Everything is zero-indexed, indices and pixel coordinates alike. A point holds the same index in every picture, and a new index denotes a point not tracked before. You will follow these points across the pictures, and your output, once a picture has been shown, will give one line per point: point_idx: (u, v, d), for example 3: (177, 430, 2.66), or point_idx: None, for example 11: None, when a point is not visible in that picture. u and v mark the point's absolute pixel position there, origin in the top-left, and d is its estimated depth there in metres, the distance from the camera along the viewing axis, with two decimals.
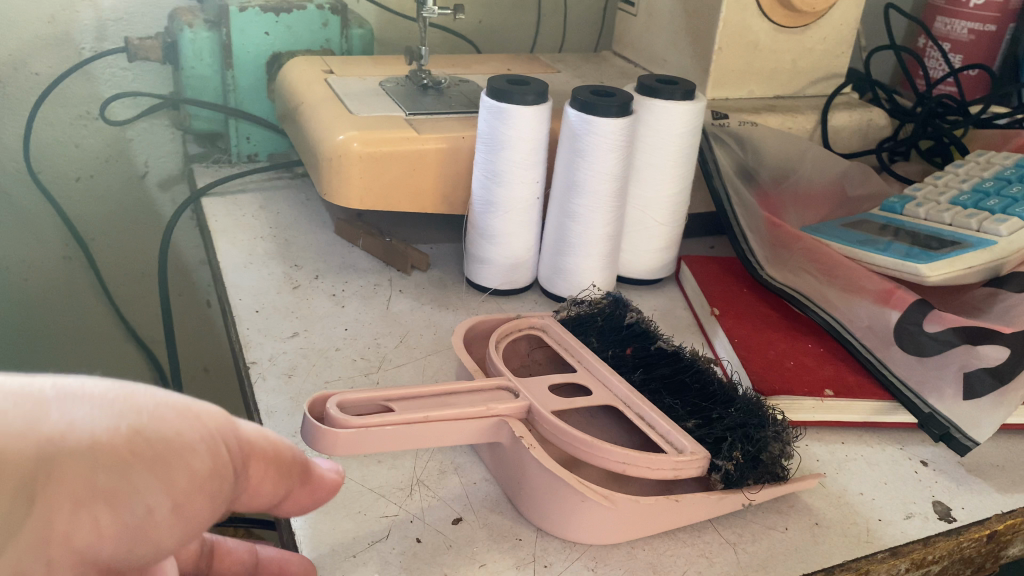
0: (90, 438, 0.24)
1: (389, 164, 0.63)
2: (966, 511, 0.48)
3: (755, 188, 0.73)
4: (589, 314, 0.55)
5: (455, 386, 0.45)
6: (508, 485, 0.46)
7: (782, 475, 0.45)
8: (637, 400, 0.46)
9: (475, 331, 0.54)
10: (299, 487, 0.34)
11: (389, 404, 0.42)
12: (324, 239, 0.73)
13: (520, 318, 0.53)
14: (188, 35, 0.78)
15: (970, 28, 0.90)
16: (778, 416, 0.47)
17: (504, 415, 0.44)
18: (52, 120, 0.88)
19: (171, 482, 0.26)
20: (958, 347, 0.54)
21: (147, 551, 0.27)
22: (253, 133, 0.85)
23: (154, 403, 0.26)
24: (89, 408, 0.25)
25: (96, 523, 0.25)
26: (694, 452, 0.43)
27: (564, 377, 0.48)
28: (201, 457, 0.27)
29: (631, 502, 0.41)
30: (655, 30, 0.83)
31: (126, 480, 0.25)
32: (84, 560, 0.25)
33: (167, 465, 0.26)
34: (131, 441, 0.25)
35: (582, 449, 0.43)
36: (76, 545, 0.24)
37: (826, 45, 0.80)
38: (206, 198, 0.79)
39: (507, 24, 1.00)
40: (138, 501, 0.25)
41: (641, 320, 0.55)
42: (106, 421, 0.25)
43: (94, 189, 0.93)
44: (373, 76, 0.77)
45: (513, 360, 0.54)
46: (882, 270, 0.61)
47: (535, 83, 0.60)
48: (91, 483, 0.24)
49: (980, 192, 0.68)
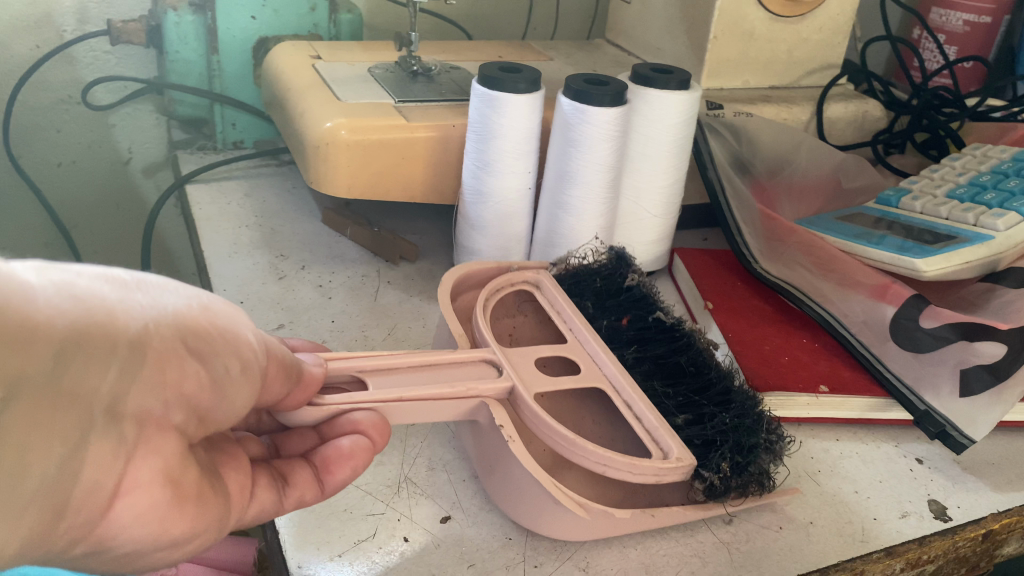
0: (175, 308, 0.31)
1: (378, 152, 0.62)
2: (962, 510, 0.47)
3: (749, 179, 0.73)
4: (587, 270, 0.55)
5: (433, 359, 0.43)
6: (484, 472, 0.44)
7: (766, 490, 0.44)
8: (625, 384, 0.45)
9: (468, 278, 0.54)
10: (299, 390, 0.38)
11: (363, 376, 0.42)
12: (311, 228, 0.72)
13: (514, 272, 0.53)
14: (172, 18, 0.77)
15: (964, 19, 0.89)
16: (775, 425, 0.46)
17: (484, 394, 0.43)
18: (33, 105, 0.85)
19: (237, 350, 0.33)
20: (955, 344, 0.52)
21: (228, 407, 0.33)
22: (238, 119, 0.84)
23: (208, 295, 0.33)
24: (167, 293, 0.31)
25: (195, 374, 0.30)
26: (681, 458, 0.41)
27: (551, 351, 0.47)
28: (252, 333, 0.34)
29: (605, 510, 0.39)
30: (650, 18, 0.81)
31: (207, 342, 0.31)
32: (189, 405, 0.30)
33: (233, 336, 0.33)
34: (205, 316, 0.32)
35: (563, 446, 0.41)
36: (184, 392, 0.30)
37: (822, 35, 0.79)
38: (190, 184, 0.78)
39: (498, 10, 0.98)
40: (219, 360, 0.32)
41: (641, 284, 0.55)
42: (182, 300, 0.31)
43: (76, 175, 0.91)
44: (362, 62, 0.75)
45: (501, 321, 0.54)
46: (881, 265, 0.60)
47: (527, 70, 0.58)
48: (184, 341, 0.30)
49: (977, 186, 0.68)
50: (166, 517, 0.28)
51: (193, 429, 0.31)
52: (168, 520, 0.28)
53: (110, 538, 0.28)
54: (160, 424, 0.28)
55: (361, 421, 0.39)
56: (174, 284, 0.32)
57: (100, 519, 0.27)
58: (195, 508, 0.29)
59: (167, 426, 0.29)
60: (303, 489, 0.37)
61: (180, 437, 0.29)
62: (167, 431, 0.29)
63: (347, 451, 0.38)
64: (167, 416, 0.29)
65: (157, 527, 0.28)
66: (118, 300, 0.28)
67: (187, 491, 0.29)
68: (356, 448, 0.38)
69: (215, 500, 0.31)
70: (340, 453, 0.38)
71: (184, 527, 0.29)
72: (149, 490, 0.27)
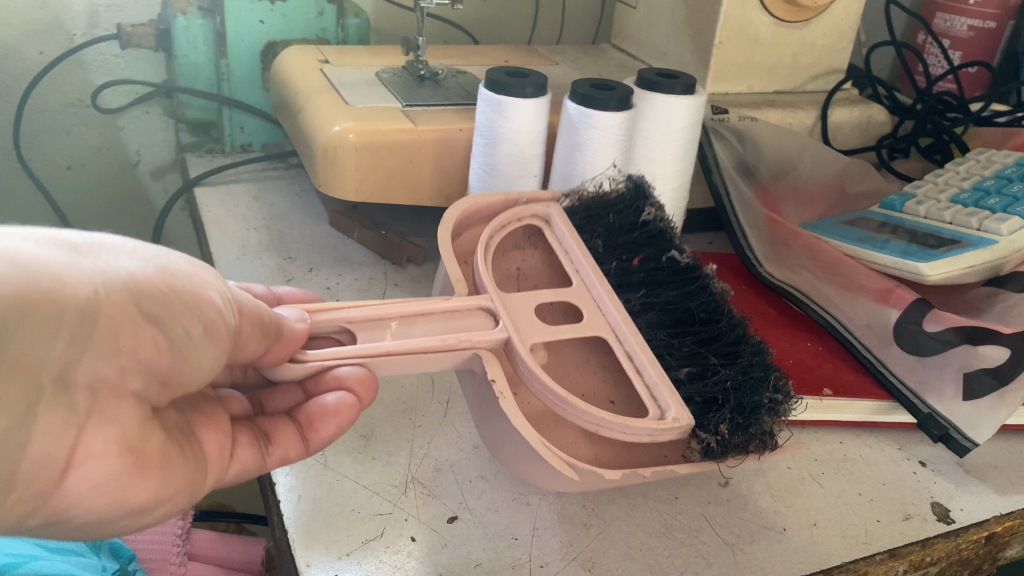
0: (127, 273, 0.31)
1: (386, 155, 0.62)
2: (965, 512, 0.48)
3: (754, 183, 0.73)
4: (603, 202, 0.56)
5: (425, 306, 0.45)
6: (480, 413, 0.45)
7: (768, 447, 0.44)
8: (626, 333, 0.47)
9: (476, 212, 0.55)
10: (281, 344, 0.39)
11: (350, 326, 0.43)
12: (319, 231, 0.72)
13: (523, 207, 0.55)
14: (182, 23, 0.77)
15: (969, 24, 0.89)
16: (783, 380, 0.46)
17: (477, 346, 0.44)
18: (43, 107, 0.86)
19: (196, 313, 0.33)
20: (958, 347, 0.53)
21: (190, 370, 0.33)
22: (247, 122, 0.84)
23: (166, 257, 0.34)
24: (121, 258, 0.31)
25: (151, 339, 0.31)
26: (677, 419, 0.42)
27: (554, 295, 0.49)
28: (213, 295, 0.35)
29: (594, 471, 0.41)
30: (656, 23, 0.82)
31: (163, 307, 0.32)
32: (146, 370, 0.31)
33: (191, 299, 0.33)
34: (160, 280, 0.32)
35: (558, 404, 0.41)
36: (141, 357, 0.30)
37: (827, 40, 0.79)
38: (199, 187, 0.79)
39: (504, 15, 0.99)
40: (176, 323, 0.32)
41: (658, 218, 0.56)
42: (137, 265, 0.32)
43: (85, 177, 0.92)
44: (370, 66, 0.76)
45: (512, 254, 0.57)
46: (885, 269, 0.60)
47: (534, 75, 0.59)
48: (137, 306, 0.30)
49: (981, 190, 0.68)
50: (125, 482, 0.29)
51: (154, 393, 0.31)
52: (128, 486, 0.29)
53: (66, 508, 0.28)
54: (115, 391, 0.29)
55: (350, 377, 0.40)
56: (129, 248, 0.33)
57: (55, 488, 0.27)
58: (158, 473, 0.30)
59: (124, 393, 0.29)
60: (286, 447, 0.39)
61: (138, 403, 0.30)
62: (125, 398, 0.29)
63: (333, 409, 0.39)
64: (123, 382, 0.29)
65: (115, 495, 0.29)
66: (65, 266, 0.29)
67: (148, 458, 0.30)
68: (340, 406, 0.39)
69: (181, 466, 0.32)
70: (326, 411, 0.39)
71: (146, 493, 0.30)
72: (105, 458, 0.28)
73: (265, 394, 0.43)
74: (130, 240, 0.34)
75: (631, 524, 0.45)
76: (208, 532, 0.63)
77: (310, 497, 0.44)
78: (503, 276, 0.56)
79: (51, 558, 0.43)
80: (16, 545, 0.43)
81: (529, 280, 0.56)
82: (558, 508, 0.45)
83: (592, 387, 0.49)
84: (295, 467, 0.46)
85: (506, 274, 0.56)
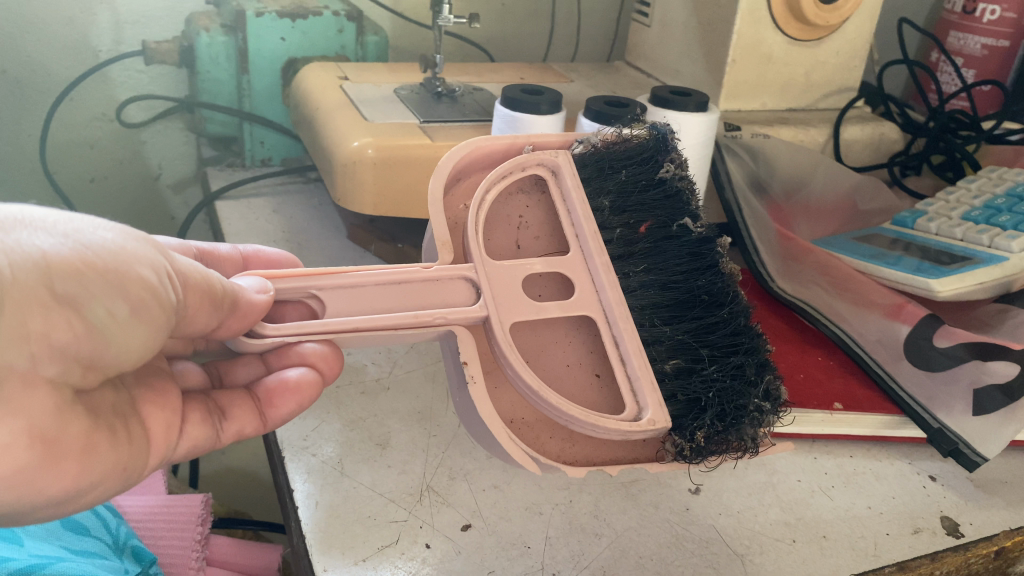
0: (41, 252, 0.31)
1: (404, 170, 0.64)
2: (975, 527, 0.48)
3: (766, 200, 0.74)
4: (622, 152, 0.53)
5: (403, 275, 0.44)
6: (453, 380, 0.46)
7: (755, 452, 0.46)
8: (618, 318, 0.46)
9: (475, 156, 0.50)
10: (235, 319, 0.39)
11: (315, 293, 0.43)
12: (337, 244, 0.74)
13: (528, 156, 0.50)
14: (205, 39, 0.79)
15: (982, 43, 0.90)
16: (776, 387, 0.46)
17: (452, 324, 0.44)
18: (67, 122, 0.87)
19: (122, 291, 0.33)
20: (968, 363, 0.53)
21: (117, 351, 0.33)
22: (267, 137, 0.86)
23: (92, 232, 0.34)
24: (38, 235, 0.31)
25: (65, 323, 0.31)
26: (653, 421, 0.43)
27: (544, 265, 0.48)
28: (145, 271, 0.34)
29: (554, 465, 0.43)
30: (671, 42, 0.83)
31: (80, 287, 0.32)
32: (61, 355, 0.31)
33: (115, 278, 0.33)
34: (80, 257, 0.32)
35: (527, 392, 0.43)
36: (53, 342, 0.30)
37: (839, 58, 0.80)
38: (220, 201, 0.81)
39: (520, 33, 1.00)
40: (97, 304, 0.32)
41: (677, 175, 0.52)
42: (55, 243, 0.32)
43: (108, 190, 0.94)
44: (388, 83, 0.77)
45: (515, 200, 0.51)
46: (894, 284, 0.61)
47: (549, 92, 0.60)
48: (48, 288, 0.30)
49: (992, 208, 0.68)
50: (33, 472, 0.30)
51: (76, 377, 0.32)
52: (40, 477, 0.30)
53: None
54: (24, 379, 0.30)
55: (324, 352, 0.43)
56: (52, 224, 0.32)
57: None
58: (77, 462, 0.31)
59: (36, 381, 0.30)
60: (243, 421, 0.41)
61: (54, 390, 0.31)
62: (37, 384, 0.30)
63: (293, 387, 0.42)
64: (35, 369, 0.30)
65: (27, 486, 0.30)
66: None
67: (65, 448, 0.31)
68: (300, 383, 0.42)
69: (107, 451, 0.33)
70: (286, 388, 0.42)
71: (61, 483, 0.31)
72: (13, 449, 0.29)
73: (226, 366, 0.46)
74: (57, 213, 0.33)
75: (642, 534, 0.45)
76: (226, 539, 0.64)
77: (328, 504, 0.45)
78: (502, 225, 0.51)
79: (78, 560, 0.44)
80: (44, 547, 0.44)
81: (530, 231, 0.51)
82: (570, 517, 0.46)
83: (579, 355, 0.48)
84: (313, 475, 0.47)
85: (506, 222, 0.51)
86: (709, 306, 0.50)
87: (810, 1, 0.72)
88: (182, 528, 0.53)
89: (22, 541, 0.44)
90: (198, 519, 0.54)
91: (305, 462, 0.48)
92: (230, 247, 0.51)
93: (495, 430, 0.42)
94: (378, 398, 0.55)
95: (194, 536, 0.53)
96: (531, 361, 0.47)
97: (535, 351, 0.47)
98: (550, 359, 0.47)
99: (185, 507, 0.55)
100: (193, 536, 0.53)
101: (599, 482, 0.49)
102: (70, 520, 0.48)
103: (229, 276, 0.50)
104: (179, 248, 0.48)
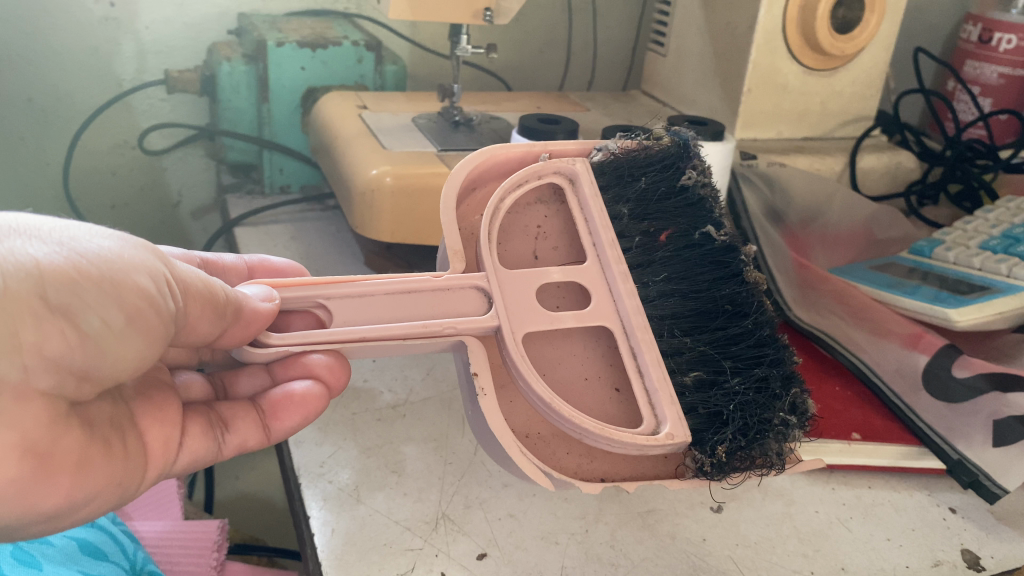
0: (34, 261, 0.31)
1: (422, 198, 0.64)
2: (997, 560, 0.47)
3: (784, 229, 0.74)
4: (643, 159, 0.52)
5: (414, 284, 0.44)
6: (465, 393, 0.46)
7: (781, 469, 0.46)
8: (636, 329, 0.47)
9: (489, 168, 0.50)
10: (238, 327, 0.39)
11: (323, 302, 0.43)
12: (354, 271, 0.74)
13: (546, 164, 0.50)
14: (227, 69, 0.80)
15: (999, 72, 0.89)
16: (802, 401, 0.47)
17: (463, 334, 0.44)
18: (91, 148, 0.88)
19: (118, 299, 0.33)
20: (988, 395, 0.53)
21: (112, 360, 0.34)
22: (286, 165, 0.87)
23: (87, 240, 0.34)
24: (31, 243, 0.32)
25: (58, 332, 0.31)
26: (671, 435, 0.43)
27: (562, 275, 0.48)
28: (141, 278, 0.34)
29: (568, 481, 0.42)
30: (687, 70, 0.84)
31: (75, 296, 0.32)
32: (55, 365, 0.31)
33: (111, 285, 0.33)
34: (73, 265, 0.32)
35: (541, 406, 0.43)
36: (46, 352, 0.31)
37: (855, 88, 0.80)
38: (239, 228, 0.82)
39: (538, 62, 1.01)
40: (92, 314, 0.32)
41: (699, 182, 0.52)
42: (48, 251, 0.32)
43: (128, 215, 0.94)
44: (406, 112, 0.78)
45: (533, 210, 0.51)
46: (910, 314, 0.60)
47: (567, 122, 0.61)
48: (42, 298, 0.31)
49: (1010, 237, 0.68)
50: (26, 485, 0.30)
51: (70, 388, 0.32)
52: (33, 492, 0.31)
53: None
54: (19, 392, 0.30)
55: (331, 362, 0.42)
56: (47, 232, 0.33)
57: None
58: (70, 476, 0.32)
59: (30, 394, 0.30)
60: (245, 434, 0.42)
61: (47, 402, 0.31)
62: (28, 398, 0.30)
63: (299, 401, 0.42)
64: (27, 381, 0.30)
65: (20, 500, 0.30)
66: None
67: (57, 462, 0.31)
68: (305, 396, 0.42)
69: (102, 465, 0.33)
70: (291, 402, 0.42)
71: (55, 497, 0.31)
72: (4, 463, 0.29)
73: (232, 382, 0.46)
74: (53, 222, 0.34)
75: (659, 565, 0.45)
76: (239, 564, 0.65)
77: (345, 531, 0.45)
78: (520, 235, 0.51)
79: None
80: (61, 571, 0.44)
81: (549, 241, 0.51)
82: (586, 547, 0.46)
83: (596, 368, 0.47)
84: (329, 502, 0.47)
85: (524, 231, 0.51)
86: (733, 315, 0.50)
87: (827, 34, 0.72)
88: (198, 553, 0.54)
89: (41, 564, 0.44)
90: (214, 544, 0.55)
91: (321, 488, 0.48)
92: (235, 256, 0.52)
93: (506, 444, 0.42)
94: (394, 425, 0.55)
95: (209, 561, 0.54)
96: (546, 374, 0.46)
97: (552, 364, 0.47)
98: (567, 371, 0.47)
99: (200, 529, 0.56)
100: (209, 561, 0.54)
101: (615, 512, 0.49)
102: (87, 541, 0.48)
103: (234, 285, 0.51)
104: (179, 257, 0.50)
